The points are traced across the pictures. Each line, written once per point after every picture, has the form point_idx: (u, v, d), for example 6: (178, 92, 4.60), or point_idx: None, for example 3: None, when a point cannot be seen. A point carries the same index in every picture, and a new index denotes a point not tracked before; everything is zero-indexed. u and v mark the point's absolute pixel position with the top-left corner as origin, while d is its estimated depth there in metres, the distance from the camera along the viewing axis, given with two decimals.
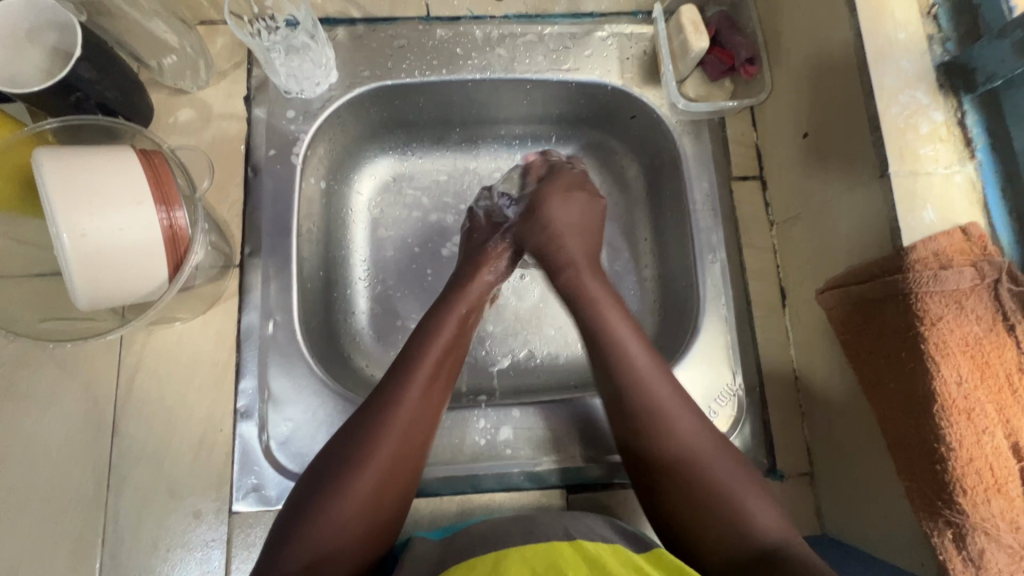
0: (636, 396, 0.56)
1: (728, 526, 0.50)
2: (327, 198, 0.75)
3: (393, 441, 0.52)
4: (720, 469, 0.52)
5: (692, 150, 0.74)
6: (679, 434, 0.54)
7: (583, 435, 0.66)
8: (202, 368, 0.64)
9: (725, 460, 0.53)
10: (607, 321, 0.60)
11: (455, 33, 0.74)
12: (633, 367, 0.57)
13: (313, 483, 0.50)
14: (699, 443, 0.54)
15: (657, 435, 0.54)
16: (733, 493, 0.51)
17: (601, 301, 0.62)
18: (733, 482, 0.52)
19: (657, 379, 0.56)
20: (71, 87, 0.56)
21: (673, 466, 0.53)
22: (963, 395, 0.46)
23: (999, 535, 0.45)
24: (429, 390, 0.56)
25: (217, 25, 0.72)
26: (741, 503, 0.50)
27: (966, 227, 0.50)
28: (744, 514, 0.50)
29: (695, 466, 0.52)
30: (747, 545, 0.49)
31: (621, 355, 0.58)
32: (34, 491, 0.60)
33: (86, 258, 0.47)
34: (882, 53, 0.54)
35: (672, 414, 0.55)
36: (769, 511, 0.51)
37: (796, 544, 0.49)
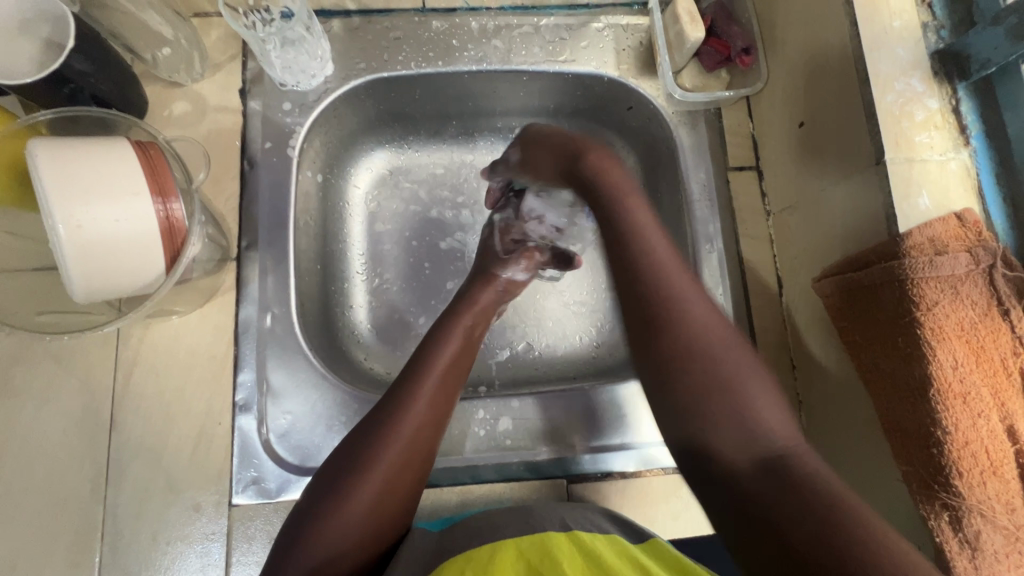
0: (660, 286, 0.49)
1: (736, 415, 0.45)
2: (324, 191, 0.75)
3: (402, 445, 0.51)
4: (721, 350, 0.47)
5: (689, 141, 0.74)
6: (688, 309, 0.48)
7: (581, 426, 0.66)
8: (201, 361, 0.64)
9: (734, 347, 0.48)
10: (635, 219, 0.52)
11: (451, 25, 0.73)
12: (650, 253, 0.50)
13: (320, 489, 0.50)
14: (705, 316, 0.48)
15: (673, 322, 0.48)
16: (736, 389, 0.46)
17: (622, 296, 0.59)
18: (740, 369, 0.47)
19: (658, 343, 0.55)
20: (65, 79, 0.55)
21: (693, 365, 0.47)
22: (959, 379, 0.47)
23: (994, 516, 0.45)
24: (440, 393, 0.56)
25: (212, 18, 0.72)
26: (750, 402, 0.45)
27: (961, 214, 0.50)
28: (747, 411, 0.45)
29: (704, 347, 0.47)
30: (750, 452, 0.44)
31: (646, 249, 0.51)
32: (32, 486, 0.60)
33: (82, 250, 0.47)
34: (877, 41, 0.54)
35: (685, 294, 0.49)
36: (779, 418, 0.45)
37: (805, 455, 0.44)
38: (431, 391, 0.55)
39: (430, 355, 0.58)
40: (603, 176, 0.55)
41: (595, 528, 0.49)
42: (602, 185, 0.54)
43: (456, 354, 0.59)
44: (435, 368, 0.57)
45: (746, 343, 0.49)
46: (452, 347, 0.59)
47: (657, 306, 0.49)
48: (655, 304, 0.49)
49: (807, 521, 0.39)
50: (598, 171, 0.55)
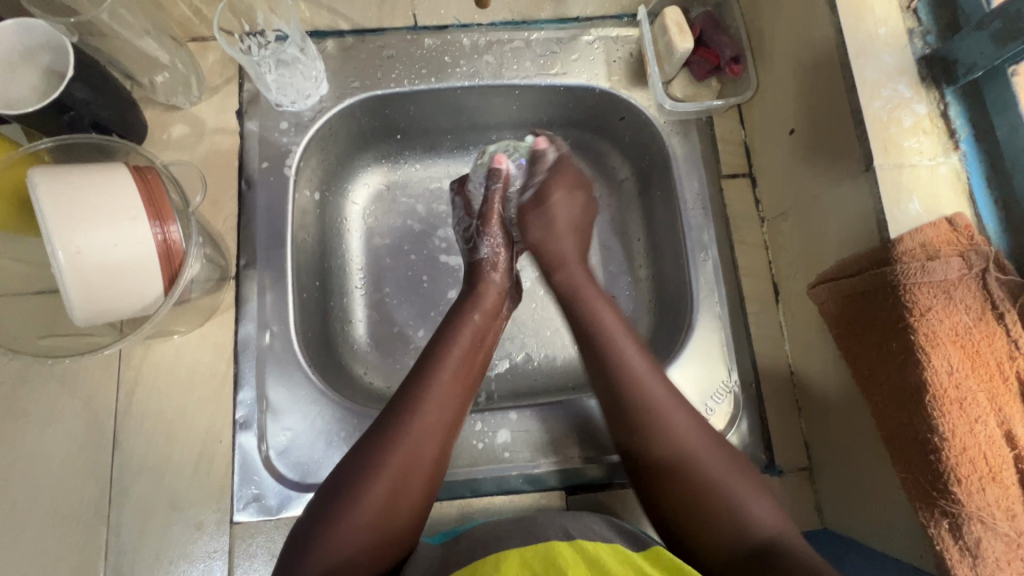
0: (642, 398, 0.56)
1: (727, 519, 0.49)
2: (321, 209, 0.76)
3: (409, 445, 0.52)
4: (716, 467, 0.52)
5: (682, 149, 0.75)
6: (676, 429, 0.54)
7: (573, 437, 0.66)
8: (201, 380, 0.65)
9: (716, 453, 0.53)
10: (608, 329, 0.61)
11: (443, 42, 0.74)
12: (628, 368, 0.58)
13: (331, 491, 0.50)
14: (699, 443, 0.54)
15: (661, 422, 0.55)
16: (729, 492, 0.51)
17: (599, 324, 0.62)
18: (721, 471, 0.52)
19: (653, 379, 0.57)
20: (65, 107, 0.57)
21: (674, 460, 0.53)
22: (955, 384, 0.47)
23: (995, 523, 0.45)
24: (451, 395, 0.56)
25: (208, 42, 0.73)
26: (734, 496, 0.50)
27: (951, 218, 0.50)
28: (741, 513, 0.49)
29: (697, 467, 0.52)
30: (742, 542, 0.48)
31: (618, 360, 0.58)
32: (36, 507, 0.60)
33: (81, 276, 0.48)
34: (863, 48, 0.54)
35: (669, 411, 0.55)
36: (766, 508, 0.50)
37: (799, 547, 0.47)
38: (438, 393, 0.55)
39: (438, 355, 0.58)
40: (580, 290, 0.65)
41: (598, 536, 0.49)
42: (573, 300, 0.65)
43: (468, 354, 0.60)
44: (444, 368, 0.57)
45: (747, 464, 0.54)
46: (460, 351, 0.59)
47: (642, 413, 0.55)
48: (640, 416, 0.55)
49: None
50: (572, 286, 0.66)
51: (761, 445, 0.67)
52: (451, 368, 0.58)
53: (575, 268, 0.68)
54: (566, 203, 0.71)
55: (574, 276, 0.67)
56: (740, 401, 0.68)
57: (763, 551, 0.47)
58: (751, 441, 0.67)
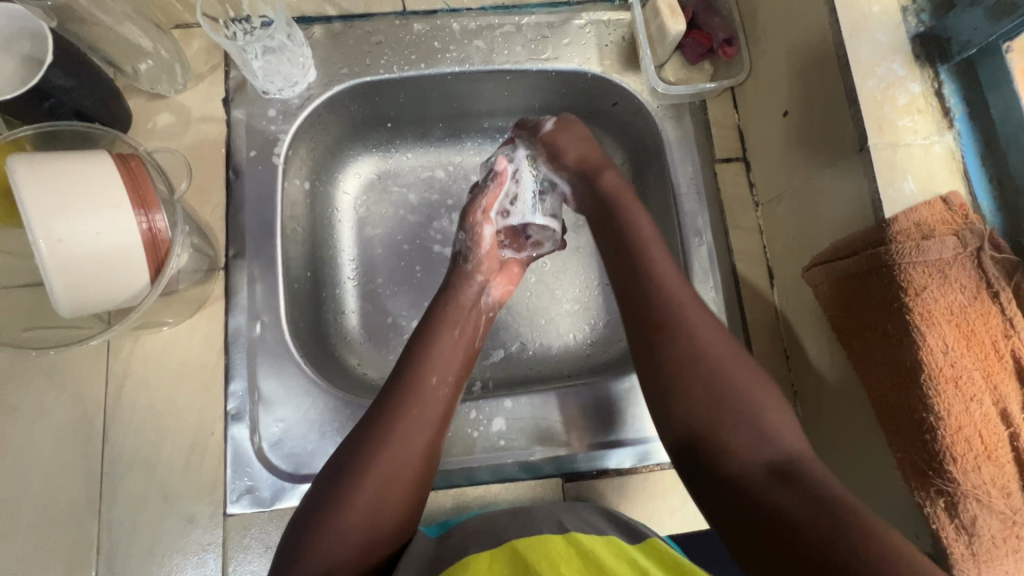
0: (671, 304, 0.56)
1: (752, 427, 0.49)
2: (311, 198, 0.75)
3: (393, 447, 0.51)
4: (745, 382, 0.51)
5: (675, 134, 0.74)
6: (701, 340, 0.54)
7: (590, 421, 0.66)
8: (192, 372, 0.64)
9: (759, 394, 0.51)
10: (648, 248, 0.60)
11: (432, 28, 0.73)
12: (688, 331, 0.54)
13: (317, 495, 0.50)
14: (720, 349, 0.53)
15: (680, 334, 0.54)
16: (751, 408, 0.50)
17: (646, 254, 0.60)
18: (757, 391, 0.51)
19: (697, 311, 0.56)
20: (44, 95, 0.55)
21: (704, 374, 0.52)
22: (950, 363, 0.47)
23: (990, 501, 0.45)
24: (434, 391, 0.56)
25: (192, 29, 0.71)
26: (761, 409, 0.50)
27: (946, 197, 0.49)
28: (759, 423, 0.49)
29: (728, 390, 0.51)
30: (761, 458, 0.47)
31: (649, 270, 0.59)
32: (26, 501, 0.60)
33: (64, 266, 0.47)
34: (857, 26, 0.54)
35: (702, 325, 0.54)
36: (793, 428, 0.49)
37: (819, 469, 0.46)
38: (420, 390, 0.55)
39: (421, 351, 0.58)
40: (642, 241, 0.61)
41: (594, 529, 0.49)
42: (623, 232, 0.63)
43: (449, 348, 0.59)
44: (425, 366, 0.57)
45: (777, 387, 0.53)
46: (442, 346, 0.59)
47: (666, 324, 0.55)
48: (667, 320, 0.55)
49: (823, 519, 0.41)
50: (626, 224, 0.63)
51: None
52: (433, 364, 0.57)
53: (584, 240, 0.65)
54: (571, 132, 0.69)
55: (636, 220, 0.63)
56: None
57: (781, 468, 0.46)
58: None
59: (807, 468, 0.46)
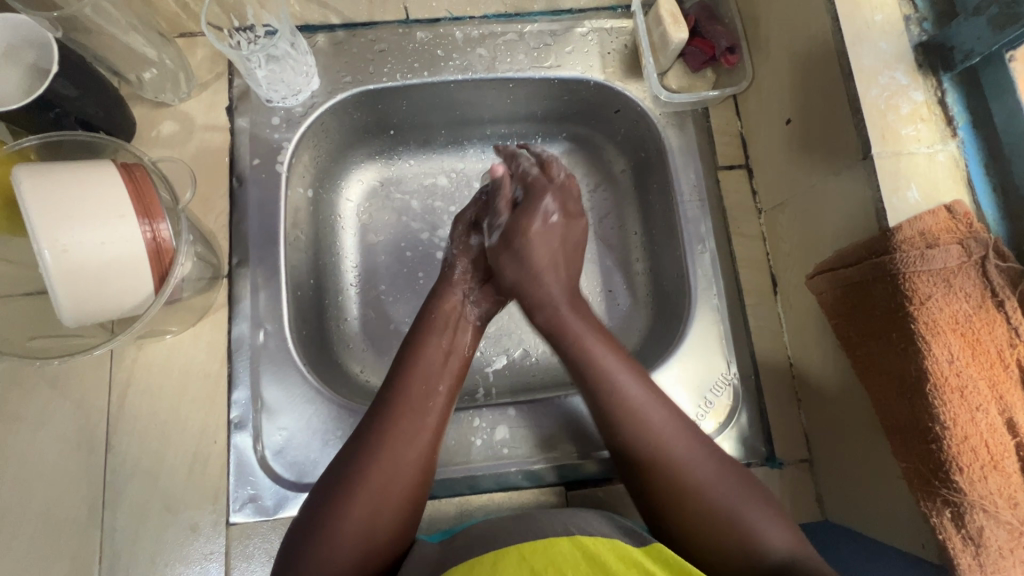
0: (641, 440, 0.54)
1: (738, 541, 0.49)
2: (314, 206, 0.75)
3: (383, 459, 0.51)
4: (719, 487, 0.51)
5: (678, 141, 0.74)
6: (679, 465, 0.52)
7: (563, 437, 0.65)
8: (195, 380, 0.64)
9: (717, 471, 0.52)
10: (579, 338, 0.59)
11: (435, 36, 0.73)
12: (625, 397, 0.55)
13: (312, 510, 0.50)
14: (699, 467, 0.52)
15: (656, 459, 0.53)
16: (734, 511, 0.50)
17: (579, 342, 0.59)
18: (727, 497, 0.51)
19: (652, 405, 0.55)
20: (50, 104, 0.56)
21: (666, 477, 0.52)
22: (955, 372, 0.46)
23: (998, 511, 0.44)
24: (424, 403, 0.55)
25: (197, 37, 0.72)
26: (745, 524, 0.50)
27: (951, 205, 0.49)
28: (749, 536, 0.49)
29: (682, 486, 0.51)
30: (763, 563, 0.48)
31: (615, 391, 0.56)
32: (28, 511, 0.60)
33: (69, 276, 0.47)
34: (860, 35, 0.54)
35: (671, 442, 0.53)
36: (778, 528, 0.50)
37: (810, 560, 0.48)
38: (410, 403, 0.55)
39: (415, 356, 0.59)
40: (565, 325, 0.60)
41: (596, 531, 0.49)
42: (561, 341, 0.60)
43: (439, 360, 0.59)
44: (413, 379, 0.56)
45: (754, 481, 0.54)
46: (431, 357, 0.59)
47: (648, 452, 0.53)
48: (638, 455, 0.54)
49: None
50: (558, 325, 0.60)
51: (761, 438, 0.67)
52: (423, 376, 0.57)
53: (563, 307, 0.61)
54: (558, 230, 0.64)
55: (566, 320, 0.61)
56: (739, 394, 0.68)
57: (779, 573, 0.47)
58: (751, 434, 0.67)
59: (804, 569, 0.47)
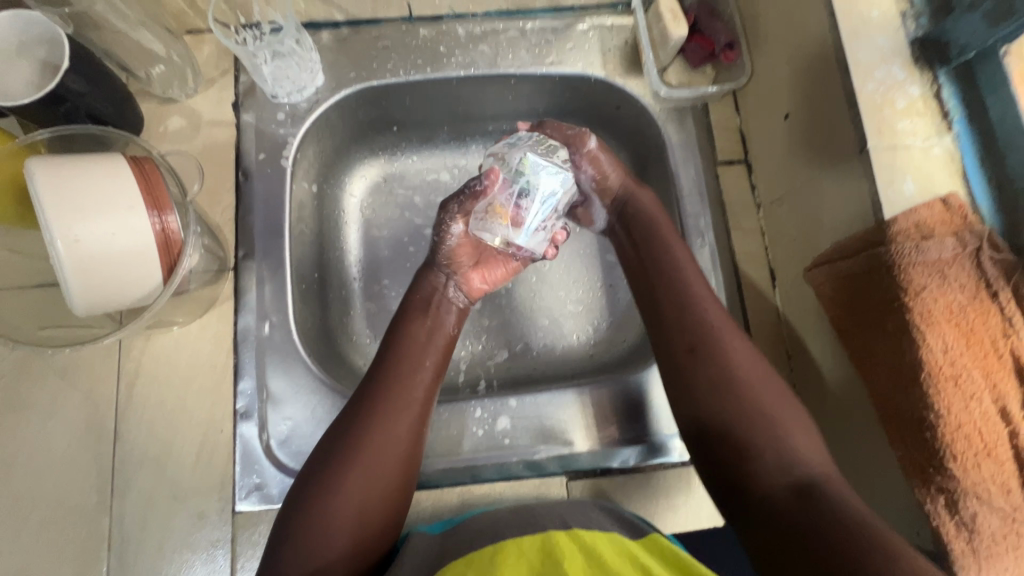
0: (697, 318, 0.57)
1: (777, 452, 0.50)
2: (318, 200, 0.76)
3: (376, 438, 0.52)
4: (772, 402, 0.52)
5: (678, 137, 0.75)
6: (733, 364, 0.54)
7: (618, 414, 0.67)
8: (202, 371, 0.65)
9: (772, 385, 0.53)
10: (676, 260, 0.62)
11: (437, 33, 0.74)
12: (688, 289, 0.59)
13: (302, 489, 0.51)
14: (749, 371, 0.54)
15: (713, 359, 0.55)
16: (776, 427, 0.51)
17: (681, 272, 0.61)
18: (775, 407, 0.52)
19: (724, 326, 0.56)
20: (61, 99, 0.57)
21: (717, 364, 0.54)
22: (950, 361, 0.47)
23: (990, 498, 0.45)
24: (412, 387, 0.56)
25: (203, 35, 0.73)
26: (787, 437, 0.50)
27: (945, 198, 0.50)
28: (788, 452, 0.49)
29: (742, 395, 0.52)
30: (787, 478, 0.48)
31: (691, 298, 0.58)
32: (39, 498, 0.61)
33: (80, 265, 0.48)
34: (857, 30, 0.55)
35: (725, 334, 0.56)
36: (815, 448, 0.50)
37: (839, 486, 0.47)
38: (393, 393, 0.55)
39: (397, 350, 0.58)
40: (663, 237, 0.64)
41: (594, 524, 0.50)
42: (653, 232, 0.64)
43: (425, 342, 0.60)
44: (400, 359, 0.58)
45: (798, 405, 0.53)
46: (417, 338, 0.60)
47: (700, 330, 0.56)
48: (698, 337, 0.56)
49: (829, 534, 0.43)
50: (664, 251, 0.63)
51: None
52: (410, 357, 0.58)
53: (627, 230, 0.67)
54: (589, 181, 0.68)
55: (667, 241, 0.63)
56: None
57: (809, 488, 0.47)
58: None
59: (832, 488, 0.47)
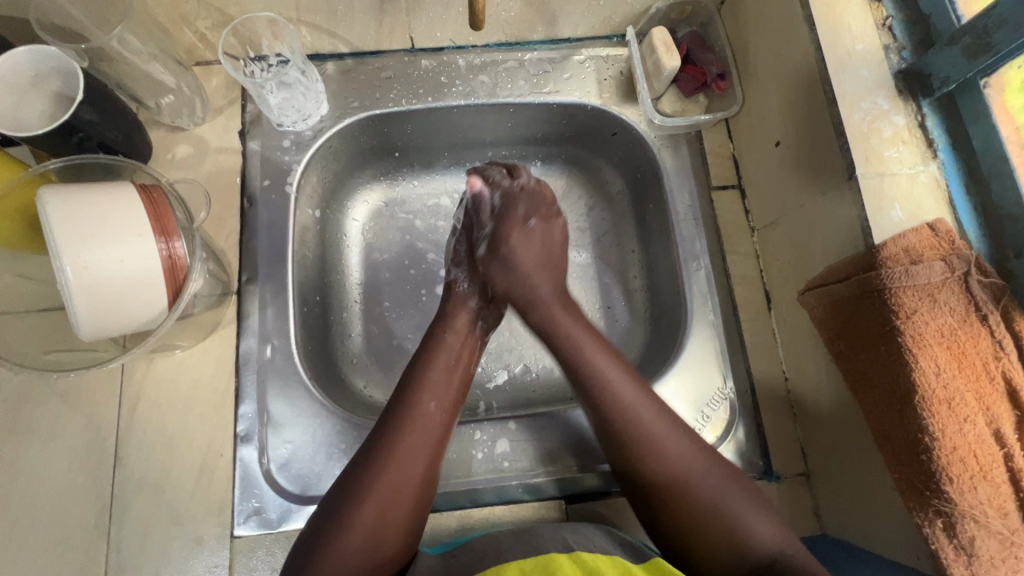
0: (601, 389, 0.57)
1: (725, 535, 0.51)
2: (321, 225, 0.77)
3: (390, 470, 0.52)
4: (712, 482, 0.53)
5: (672, 163, 0.77)
6: (670, 457, 0.54)
7: (602, 441, 0.67)
8: (203, 394, 0.65)
9: (713, 467, 0.54)
10: (566, 329, 0.62)
11: (439, 63, 0.77)
12: (606, 382, 0.57)
13: (319, 519, 0.51)
14: (688, 458, 0.54)
15: (648, 455, 0.54)
16: (722, 510, 0.52)
17: (576, 347, 0.60)
18: (717, 490, 0.53)
19: (642, 402, 0.56)
20: (74, 129, 0.58)
21: (666, 471, 0.54)
22: (943, 384, 0.48)
23: (988, 521, 0.46)
24: (431, 414, 0.56)
25: (212, 66, 0.75)
26: (738, 517, 0.52)
27: (933, 223, 0.52)
28: (739, 528, 0.51)
29: (692, 487, 0.53)
30: (745, 560, 0.50)
31: (602, 389, 0.57)
32: (36, 524, 0.60)
33: (89, 292, 0.49)
34: (842, 64, 0.57)
35: (660, 437, 0.55)
36: (768, 523, 0.52)
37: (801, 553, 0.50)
38: (414, 417, 0.56)
39: (417, 376, 0.59)
40: (557, 325, 0.62)
41: (597, 548, 0.50)
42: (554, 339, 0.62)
43: (445, 374, 0.60)
44: (420, 392, 0.58)
45: (744, 477, 0.55)
46: (439, 369, 0.60)
47: (613, 419, 0.56)
48: (626, 443, 0.55)
49: None
50: (551, 324, 0.63)
51: (759, 451, 0.68)
52: (430, 388, 0.58)
53: (556, 307, 0.64)
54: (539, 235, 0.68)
55: (556, 317, 0.63)
56: (736, 407, 0.69)
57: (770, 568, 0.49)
58: (748, 447, 0.68)
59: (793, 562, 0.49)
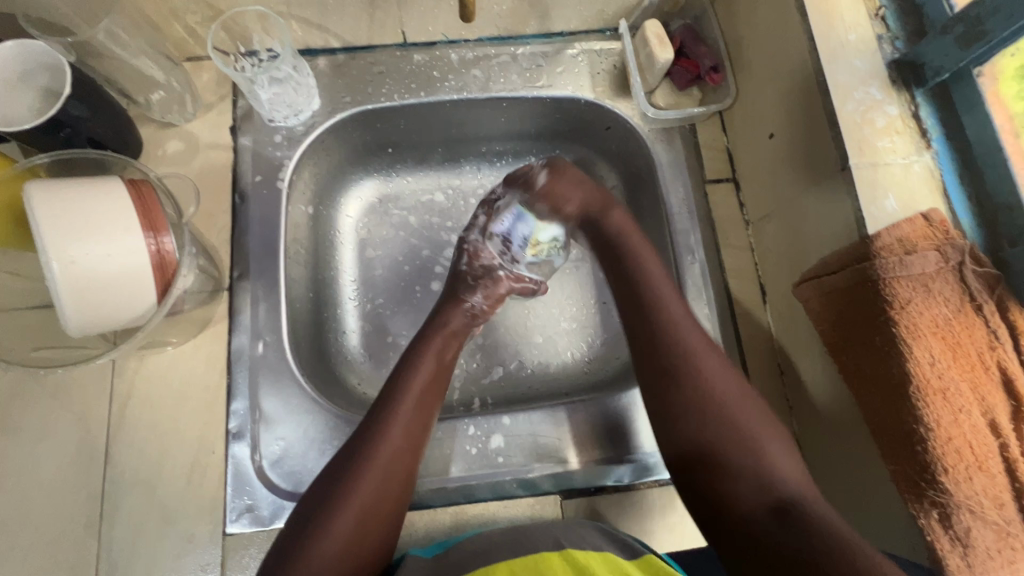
0: (672, 336, 0.58)
1: (756, 471, 0.51)
2: (314, 222, 0.77)
3: (375, 476, 0.52)
4: (745, 414, 0.54)
5: (667, 156, 0.76)
6: (706, 380, 0.55)
7: (598, 436, 0.66)
8: (195, 391, 0.65)
9: (749, 406, 0.54)
10: (648, 271, 0.63)
11: (431, 58, 0.76)
12: (667, 316, 0.59)
13: (298, 524, 0.49)
14: (731, 396, 0.54)
15: (689, 375, 0.56)
16: (758, 447, 0.52)
17: (644, 271, 0.63)
18: (747, 416, 0.53)
19: (692, 331, 0.58)
20: (61, 124, 0.58)
21: (708, 410, 0.54)
22: (937, 375, 0.48)
23: (983, 512, 0.45)
24: (415, 420, 0.57)
25: (203, 61, 0.75)
26: (764, 457, 0.51)
27: (927, 213, 0.51)
28: (768, 468, 0.50)
29: (720, 412, 0.53)
30: (767, 497, 0.49)
31: (666, 320, 0.59)
32: (26, 522, 0.60)
33: (75, 286, 0.49)
34: (835, 54, 0.57)
35: (704, 356, 0.56)
36: (793, 467, 0.51)
37: (820, 506, 0.48)
38: (400, 422, 0.56)
39: (402, 381, 0.59)
40: (625, 235, 0.67)
41: (590, 545, 0.49)
42: (624, 242, 0.66)
43: (429, 380, 0.60)
44: (406, 396, 0.58)
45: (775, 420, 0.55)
46: (424, 377, 0.60)
47: (677, 360, 0.56)
48: (675, 357, 0.57)
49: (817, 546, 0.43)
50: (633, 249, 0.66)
51: None
52: (408, 394, 0.58)
53: (631, 229, 0.68)
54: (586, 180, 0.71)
55: (637, 246, 0.66)
56: None
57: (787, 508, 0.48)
58: None
59: (814, 508, 0.47)
